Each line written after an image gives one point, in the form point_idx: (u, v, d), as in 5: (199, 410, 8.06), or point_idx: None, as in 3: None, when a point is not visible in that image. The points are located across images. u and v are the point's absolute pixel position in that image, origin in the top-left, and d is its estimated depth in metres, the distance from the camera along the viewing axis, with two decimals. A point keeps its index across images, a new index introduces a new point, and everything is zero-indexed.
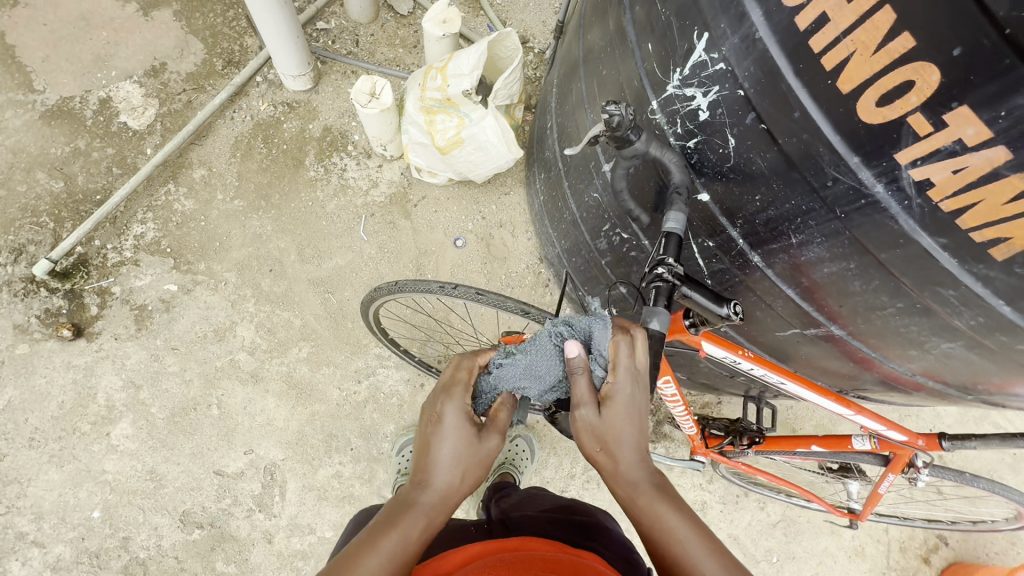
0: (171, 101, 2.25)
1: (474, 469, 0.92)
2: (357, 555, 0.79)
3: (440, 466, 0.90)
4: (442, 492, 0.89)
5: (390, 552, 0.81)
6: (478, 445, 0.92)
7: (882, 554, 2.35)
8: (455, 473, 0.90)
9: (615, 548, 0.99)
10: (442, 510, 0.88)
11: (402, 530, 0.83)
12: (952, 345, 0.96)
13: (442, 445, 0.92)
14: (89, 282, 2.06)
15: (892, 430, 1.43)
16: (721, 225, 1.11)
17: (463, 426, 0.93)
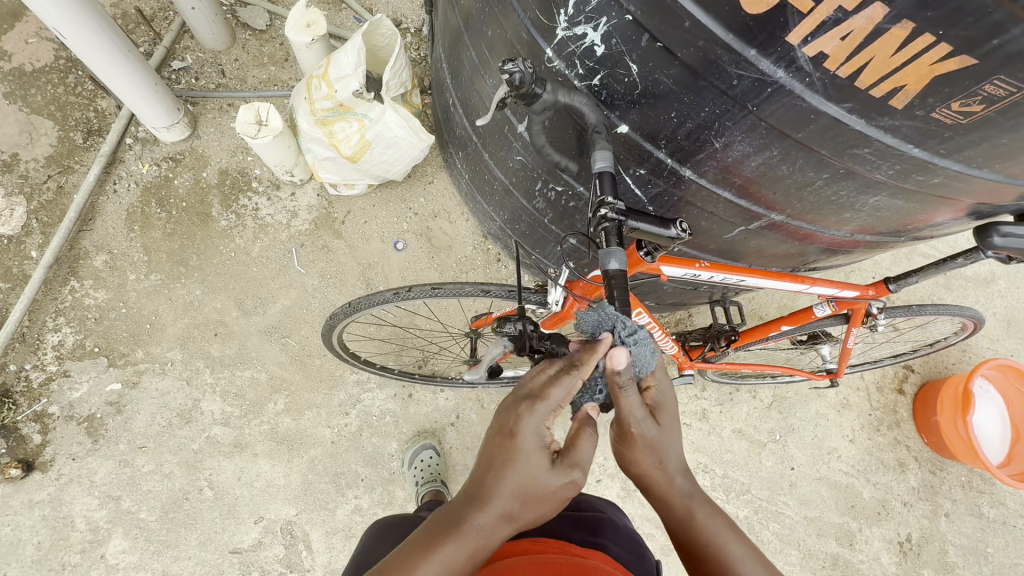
0: (39, 192, 2.02)
1: (536, 505, 0.81)
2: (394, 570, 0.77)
3: (500, 492, 0.80)
4: (500, 524, 0.80)
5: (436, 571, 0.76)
6: (548, 478, 0.81)
7: (864, 399, 2.58)
8: (516, 506, 0.80)
9: (622, 540, 1.06)
10: (495, 541, 0.80)
11: (445, 552, 0.77)
12: (878, 198, 1.03)
13: (512, 467, 0.80)
14: (20, 412, 1.86)
15: (845, 290, 1.53)
16: (647, 150, 1.12)
17: (539, 454, 0.81)
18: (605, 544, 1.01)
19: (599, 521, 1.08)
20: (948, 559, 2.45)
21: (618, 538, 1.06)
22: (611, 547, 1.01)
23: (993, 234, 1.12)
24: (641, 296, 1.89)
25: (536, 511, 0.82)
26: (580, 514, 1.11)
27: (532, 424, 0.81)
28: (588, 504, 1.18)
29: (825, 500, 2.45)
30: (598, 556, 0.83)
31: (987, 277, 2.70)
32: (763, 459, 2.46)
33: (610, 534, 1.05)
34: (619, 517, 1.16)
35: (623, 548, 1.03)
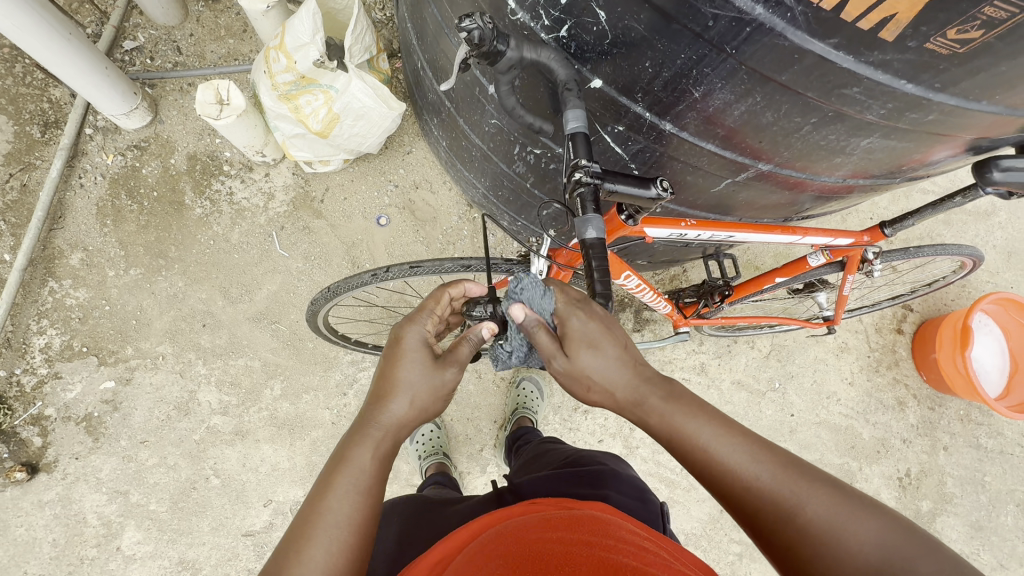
0: (3, 192, 1.94)
1: (429, 399, 0.93)
2: (318, 496, 0.79)
3: (400, 394, 0.91)
4: (399, 420, 0.90)
5: (351, 482, 0.82)
6: (434, 374, 0.93)
7: (862, 342, 2.57)
8: (412, 403, 0.91)
9: (627, 490, 1.08)
10: (393, 439, 0.89)
11: (354, 465, 0.83)
12: (870, 139, 0.96)
13: (402, 368, 0.92)
14: (17, 417, 1.84)
15: (839, 238, 1.47)
16: (624, 105, 1.05)
17: (423, 351, 0.94)
18: (608, 495, 1.02)
19: (601, 474, 1.09)
20: (947, 489, 2.52)
21: (622, 489, 1.07)
22: (615, 497, 1.03)
23: (993, 168, 1.06)
24: (631, 257, 1.85)
25: (431, 405, 0.94)
26: (582, 470, 1.12)
27: (411, 330, 0.96)
28: (589, 457, 1.20)
29: (825, 442, 2.49)
30: (598, 506, 0.84)
31: (987, 209, 2.64)
32: (763, 407, 2.47)
33: (612, 484, 1.06)
34: (623, 467, 1.18)
35: (627, 496, 1.05)
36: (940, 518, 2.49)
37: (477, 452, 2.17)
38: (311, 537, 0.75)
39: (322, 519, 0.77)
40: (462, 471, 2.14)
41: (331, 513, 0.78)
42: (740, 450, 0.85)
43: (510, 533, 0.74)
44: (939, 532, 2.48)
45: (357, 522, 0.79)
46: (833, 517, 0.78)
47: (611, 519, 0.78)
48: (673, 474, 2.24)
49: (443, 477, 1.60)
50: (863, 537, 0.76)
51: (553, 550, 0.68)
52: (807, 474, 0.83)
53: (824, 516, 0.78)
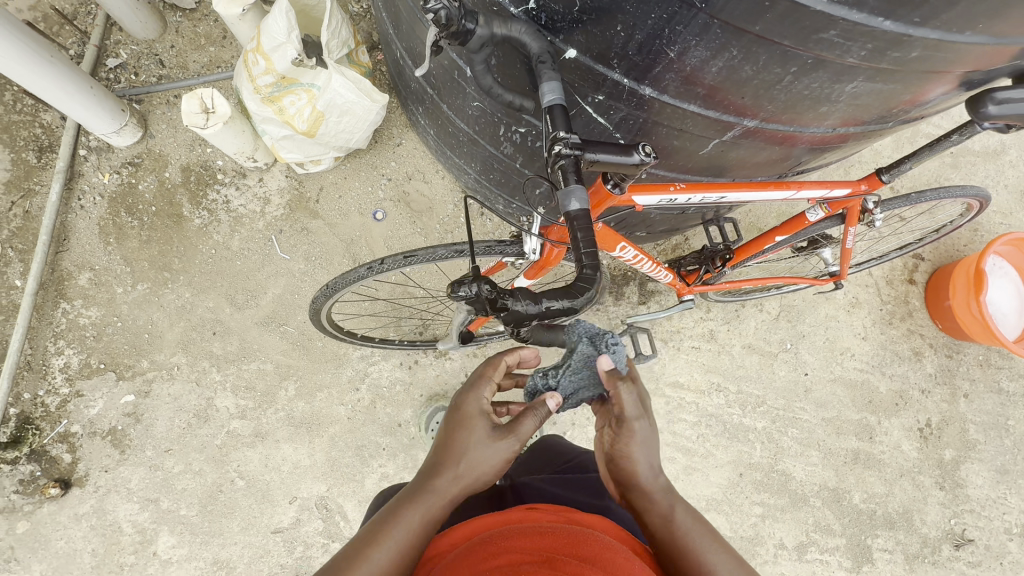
0: (7, 221, 1.97)
1: (486, 471, 0.90)
2: (364, 542, 0.82)
3: (453, 462, 0.90)
4: (454, 488, 0.89)
5: (396, 542, 0.83)
6: (492, 447, 0.90)
7: (874, 295, 2.54)
8: (466, 475, 0.89)
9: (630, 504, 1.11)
10: (445, 506, 0.88)
11: (403, 524, 0.85)
12: (855, 84, 0.93)
13: (460, 438, 0.91)
14: (46, 435, 1.89)
15: (835, 189, 1.44)
16: (601, 73, 1.04)
17: (482, 420, 0.92)
18: (609, 509, 1.07)
19: (604, 483, 1.14)
20: (969, 436, 2.50)
21: None
22: (616, 510, 1.08)
23: (987, 102, 1.03)
24: (629, 229, 1.84)
25: (486, 480, 0.91)
26: (584, 477, 1.17)
27: (474, 399, 0.94)
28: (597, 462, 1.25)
29: (841, 399, 2.47)
30: (596, 522, 0.86)
31: (996, 149, 2.56)
32: (776, 369, 2.46)
33: (615, 494, 1.12)
34: None
35: (627, 507, 1.10)
36: (964, 465, 2.48)
37: None
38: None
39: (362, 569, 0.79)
40: None
41: (370, 562, 0.80)
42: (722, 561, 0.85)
43: (493, 546, 0.76)
44: (964, 479, 2.47)
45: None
46: None
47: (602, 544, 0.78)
48: None
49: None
50: None
51: (561, 563, 0.70)
52: None
53: None
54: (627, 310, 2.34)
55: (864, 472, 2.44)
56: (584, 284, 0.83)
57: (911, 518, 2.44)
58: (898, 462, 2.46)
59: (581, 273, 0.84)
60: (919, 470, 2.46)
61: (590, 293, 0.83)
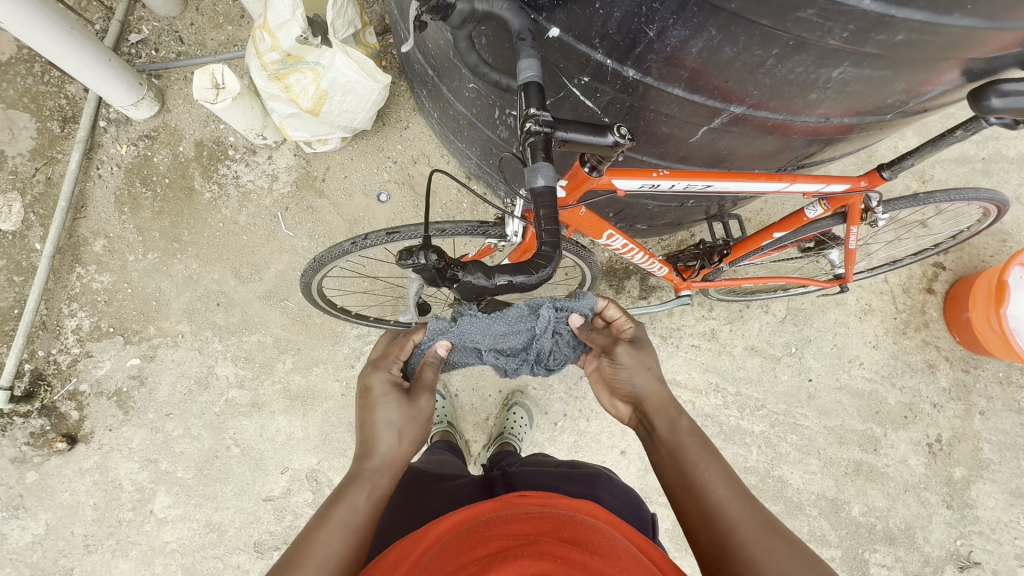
0: (30, 186, 2.06)
1: (412, 430, 1.02)
2: (313, 530, 0.86)
3: (379, 432, 1.00)
4: (387, 454, 0.98)
5: (347, 516, 0.89)
6: (410, 409, 1.03)
7: (888, 303, 2.45)
8: (394, 441, 0.99)
9: (618, 494, 1.11)
10: (385, 473, 0.96)
11: (349, 501, 0.90)
12: (843, 69, 0.90)
13: (378, 412, 1.02)
14: (56, 392, 1.99)
15: (833, 184, 1.39)
16: (585, 54, 1.02)
17: (393, 391, 1.04)
18: (599, 497, 1.08)
19: (595, 476, 1.14)
20: (982, 456, 2.39)
21: (614, 489, 1.12)
22: (605, 500, 1.08)
23: (991, 94, 0.96)
24: (626, 220, 1.81)
25: (415, 440, 1.02)
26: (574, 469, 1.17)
27: (378, 378, 1.06)
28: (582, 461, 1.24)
29: (846, 408, 2.40)
30: (583, 505, 0.85)
31: None
32: (778, 373, 2.40)
33: (606, 486, 1.12)
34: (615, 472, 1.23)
35: (618, 502, 1.09)
36: (974, 485, 2.38)
37: (483, 421, 2.20)
38: (305, 563, 0.82)
39: (315, 550, 0.83)
40: (469, 440, 2.19)
41: (323, 542, 0.84)
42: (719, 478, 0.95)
43: (485, 532, 0.76)
44: (973, 499, 2.37)
45: (349, 549, 0.86)
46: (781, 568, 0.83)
47: (590, 524, 0.80)
48: None
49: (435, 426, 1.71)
50: None
51: (546, 545, 0.71)
52: (775, 529, 0.88)
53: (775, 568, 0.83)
54: (627, 304, 2.31)
55: (865, 484, 2.37)
56: (541, 261, 0.86)
57: (913, 536, 2.35)
58: (903, 476, 2.38)
59: (540, 249, 0.87)
60: (925, 487, 2.37)
61: (545, 271, 0.86)
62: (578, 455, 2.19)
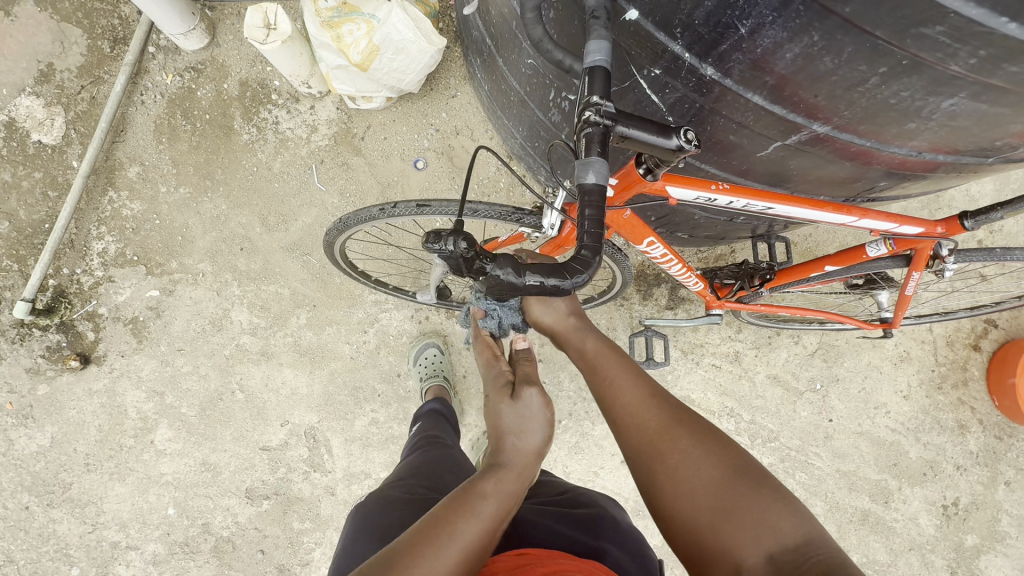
0: (74, 103, 2.05)
1: (537, 428, 1.08)
2: (457, 512, 0.85)
3: (510, 434, 1.06)
4: (520, 452, 1.03)
5: (493, 500, 0.90)
6: (530, 403, 1.10)
7: (928, 354, 2.30)
8: (518, 435, 1.05)
9: (624, 543, 0.98)
10: (516, 471, 1.00)
11: (491, 489, 0.92)
12: (954, 100, 0.80)
13: (504, 414, 1.09)
14: (75, 311, 2.01)
15: (905, 225, 1.28)
16: (661, 43, 0.92)
17: (503, 391, 1.14)
18: (604, 548, 0.94)
19: (599, 520, 1.01)
20: (999, 527, 2.27)
21: (620, 538, 0.99)
22: (611, 552, 0.94)
23: None
24: (667, 227, 1.70)
25: (540, 432, 1.08)
26: (575, 512, 1.04)
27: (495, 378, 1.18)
28: (587, 498, 1.11)
29: (863, 455, 2.29)
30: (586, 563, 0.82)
31: None
32: (797, 408, 2.30)
33: (610, 535, 0.98)
34: (618, 513, 1.10)
35: (624, 550, 0.96)
36: (985, 555, 2.27)
37: None
38: (453, 532, 0.81)
39: (461, 523, 0.83)
40: (470, 423, 2.16)
41: (469, 526, 0.84)
42: (634, 385, 1.08)
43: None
44: (981, 570, 2.26)
45: (488, 534, 0.85)
46: (698, 447, 0.91)
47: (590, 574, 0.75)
48: None
49: (441, 405, 1.74)
50: (716, 457, 0.88)
51: None
52: (687, 413, 1.00)
53: (693, 445, 0.91)
54: (651, 312, 2.23)
55: (868, 535, 2.27)
56: (578, 265, 0.81)
57: None
58: (911, 534, 2.27)
59: (579, 252, 0.83)
60: (932, 549, 2.27)
61: (580, 277, 0.81)
62: (576, 457, 2.14)
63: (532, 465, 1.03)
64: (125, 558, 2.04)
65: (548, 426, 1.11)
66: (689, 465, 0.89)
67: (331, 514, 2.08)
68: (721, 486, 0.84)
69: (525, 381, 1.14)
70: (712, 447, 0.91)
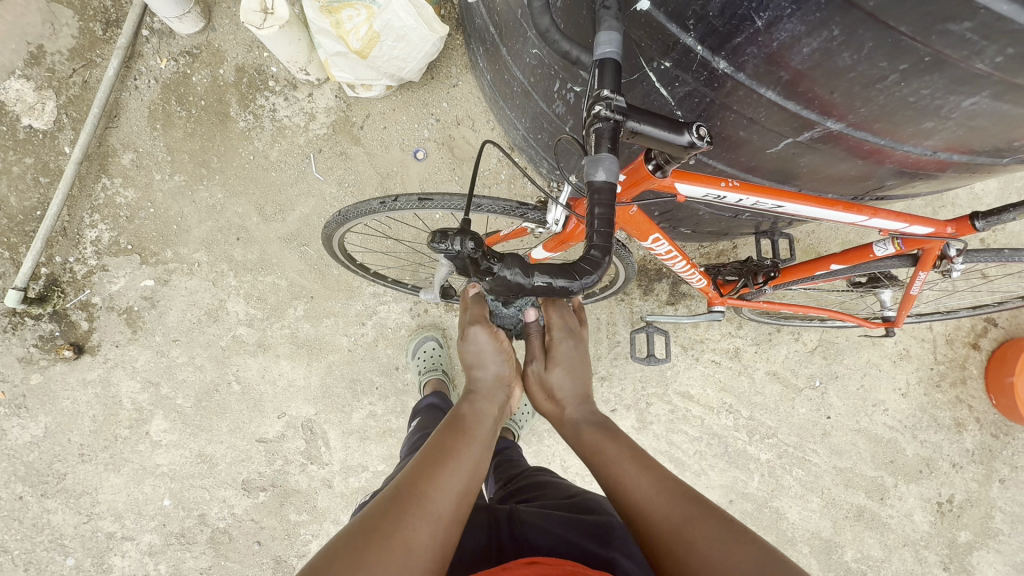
0: (66, 87, 2.00)
1: (496, 355, 1.11)
2: (446, 445, 0.92)
3: (477, 367, 1.10)
4: (492, 377, 1.10)
5: (478, 429, 0.99)
6: (480, 339, 1.10)
7: (928, 352, 2.30)
8: (480, 368, 1.10)
9: (635, 553, 0.94)
10: (489, 396, 1.08)
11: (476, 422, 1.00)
12: (975, 99, 0.78)
13: (464, 347, 1.11)
14: (69, 300, 1.98)
15: (916, 225, 1.26)
16: (673, 35, 0.89)
17: (458, 330, 1.13)
18: (615, 560, 0.91)
19: (608, 527, 0.98)
20: (993, 524, 2.29)
21: (630, 547, 0.96)
22: (622, 564, 0.91)
23: None
24: (671, 222, 1.68)
25: (498, 361, 1.11)
26: (583, 518, 1.01)
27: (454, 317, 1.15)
28: (595, 504, 1.08)
29: (860, 452, 2.29)
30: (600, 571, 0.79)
31: None
32: (796, 404, 2.30)
33: (620, 543, 0.95)
34: None
35: (635, 561, 0.93)
36: (978, 552, 2.29)
37: None
38: (449, 463, 0.88)
39: (453, 455, 0.90)
40: None
41: (462, 456, 0.90)
42: (636, 476, 0.96)
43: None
44: (973, 566, 2.28)
45: (483, 455, 0.94)
46: (716, 551, 0.80)
47: None
48: (684, 455, 2.28)
49: (439, 400, 1.73)
50: (737, 556, 0.78)
51: None
52: (697, 500, 0.89)
53: (711, 549, 0.80)
54: (652, 308, 2.22)
55: (863, 531, 2.29)
56: (587, 266, 0.80)
57: None
58: (905, 530, 2.29)
59: (588, 253, 0.81)
60: (926, 545, 2.29)
61: (590, 278, 0.80)
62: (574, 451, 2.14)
63: (501, 390, 1.10)
64: (121, 548, 2.04)
65: (506, 352, 1.13)
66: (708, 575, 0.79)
67: (328, 506, 2.08)
68: None
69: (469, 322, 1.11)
70: (729, 546, 0.80)
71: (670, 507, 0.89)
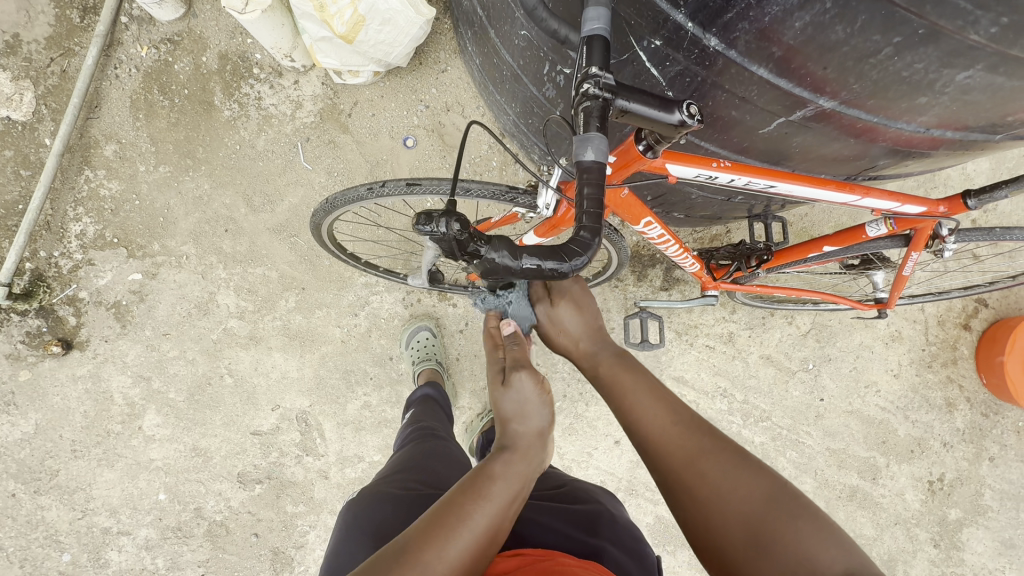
0: (44, 77, 1.95)
1: (537, 407, 1.03)
2: (460, 504, 0.84)
3: (512, 417, 1.02)
4: (529, 429, 1.02)
5: (501, 492, 0.89)
6: (524, 387, 1.04)
7: (920, 333, 2.31)
8: (518, 419, 1.01)
9: (625, 544, 0.97)
10: (524, 450, 0.98)
11: (502, 480, 0.90)
12: (969, 73, 0.78)
13: (502, 394, 1.05)
14: (55, 295, 1.95)
15: (908, 204, 1.25)
16: (663, 11, 0.87)
17: (497, 373, 1.09)
18: (604, 549, 0.92)
19: (598, 517, 1.00)
20: (982, 501, 2.32)
21: (619, 537, 0.98)
22: (610, 552, 0.93)
23: None
24: (664, 207, 1.67)
25: (540, 413, 1.03)
26: (574, 508, 1.03)
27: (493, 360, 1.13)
28: (586, 493, 1.11)
29: (853, 433, 2.32)
30: (591, 564, 0.81)
31: None
32: (790, 387, 2.31)
33: (608, 533, 0.97)
34: (617, 510, 1.09)
35: (623, 550, 0.95)
36: (968, 528, 2.32)
37: (480, 389, 2.15)
38: (453, 528, 0.80)
39: (462, 519, 0.81)
40: (463, 405, 2.15)
41: (472, 520, 0.82)
42: (653, 405, 1.03)
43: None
44: (963, 543, 2.32)
45: (495, 523, 0.84)
46: (726, 478, 0.87)
47: None
48: None
49: (433, 390, 1.73)
50: (746, 487, 0.85)
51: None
52: (710, 433, 0.96)
53: (721, 477, 0.88)
54: (646, 294, 2.21)
55: (856, 511, 2.32)
56: (576, 248, 0.79)
57: (894, 567, 2.32)
58: (897, 509, 2.32)
59: (577, 235, 0.80)
60: (917, 523, 2.32)
61: (579, 260, 0.78)
62: (570, 438, 2.14)
63: (538, 448, 1.01)
64: (117, 543, 2.03)
65: (548, 405, 1.06)
66: (716, 498, 0.86)
67: (324, 497, 2.07)
68: (751, 523, 0.81)
69: (514, 366, 1.06)
70: (740, 477, 0.87)
71: (684, 438, 0.96)
